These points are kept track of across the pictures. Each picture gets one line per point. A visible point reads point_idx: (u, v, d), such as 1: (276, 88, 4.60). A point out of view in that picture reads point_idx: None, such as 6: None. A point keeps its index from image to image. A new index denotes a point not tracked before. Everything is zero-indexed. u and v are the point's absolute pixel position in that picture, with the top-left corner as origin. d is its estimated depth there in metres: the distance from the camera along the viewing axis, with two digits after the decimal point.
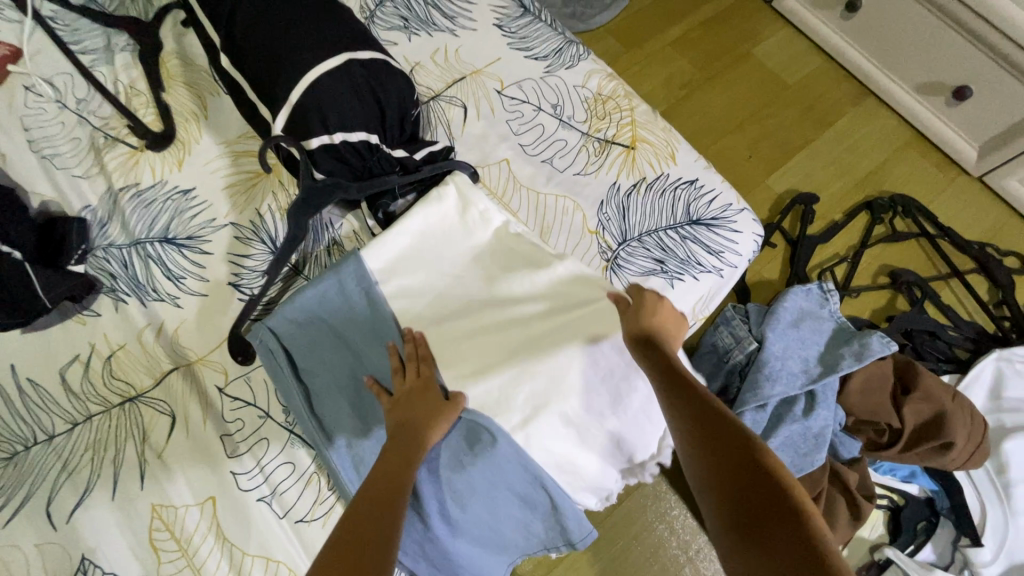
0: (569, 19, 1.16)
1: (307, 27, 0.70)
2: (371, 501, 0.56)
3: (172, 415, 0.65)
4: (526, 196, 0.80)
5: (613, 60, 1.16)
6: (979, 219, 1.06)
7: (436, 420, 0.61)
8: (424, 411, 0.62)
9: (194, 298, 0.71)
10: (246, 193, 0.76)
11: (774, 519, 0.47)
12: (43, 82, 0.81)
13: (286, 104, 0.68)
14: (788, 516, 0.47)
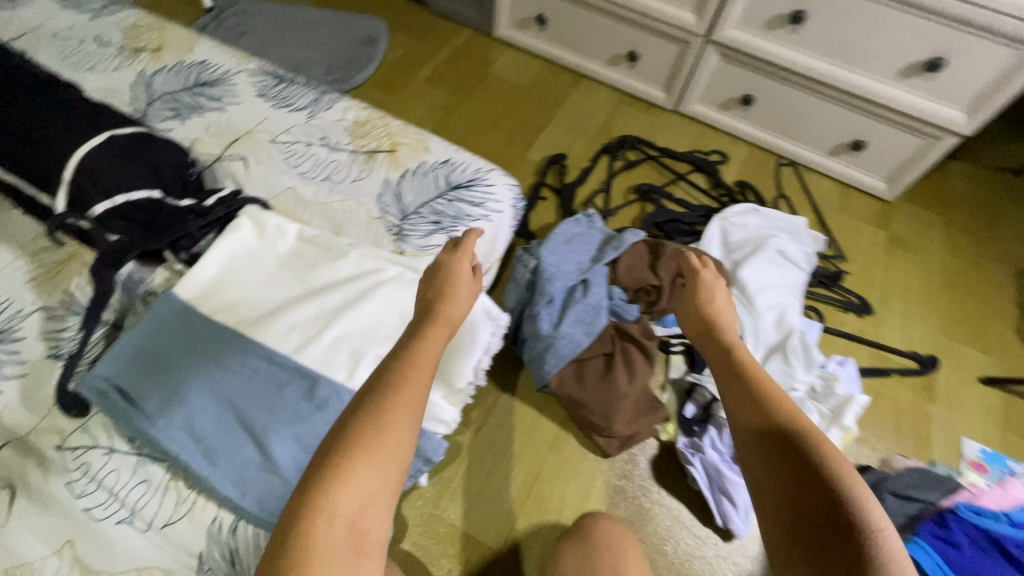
0: (334, 84, 1.38)
1: (69, 120, 0.81)
2: (400, 364, 0.59)
3: (10, 486, 0.67)
4: (315, 209, 0.95)
5: (381, 103, 1.39)
6: (685, 136, 1.41)
7: (460, 298, 0.70)
8: (455, 292, 0.70)
9: (14, 382, 0.75)
10: (51, 279, 0.82)
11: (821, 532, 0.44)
12: None
13: (62, 183, 0.78)
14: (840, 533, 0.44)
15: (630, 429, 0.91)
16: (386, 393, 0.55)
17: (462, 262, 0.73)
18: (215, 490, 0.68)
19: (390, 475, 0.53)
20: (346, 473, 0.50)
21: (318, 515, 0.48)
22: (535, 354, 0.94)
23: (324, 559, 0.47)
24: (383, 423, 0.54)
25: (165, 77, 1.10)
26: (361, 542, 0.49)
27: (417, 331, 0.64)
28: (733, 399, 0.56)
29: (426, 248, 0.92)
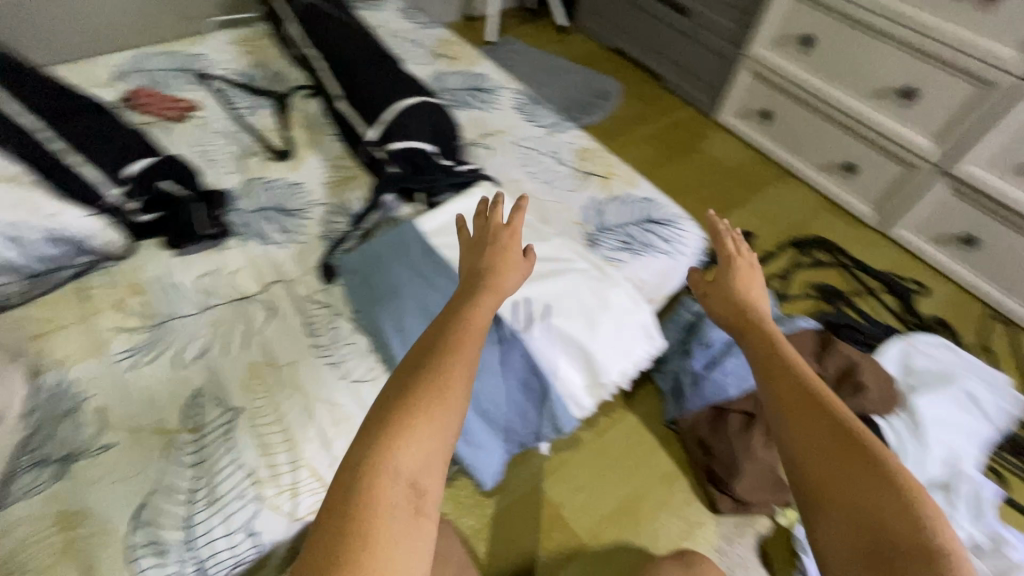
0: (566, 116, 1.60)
1: (402, 87, 1.12)
2: (455, 330, 0.61)
3: (271, 310, 0.90)
4: (531, 201, 1.13)
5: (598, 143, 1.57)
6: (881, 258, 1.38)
7: (509, 270, 0.73)
8: (495, 260, 0.74)
9: (294, 245, 1.00)
10: (339, 187, 1.10)
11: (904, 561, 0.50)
12: (210, 121, 1.21)
13: (379, 123, 1.07)
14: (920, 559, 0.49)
15: (748, 495, 0.92)
16: (435, 355, 0.58)
17: (507, 231, 0.78)
18: (398, 370, 0.84)
19: (444, 439, 0.53)
20: (411, 431, 0.52)
21: (382, 464, 0.50)
22: (677, 388, 1.01)
23: (382, 506, 0.49)
24: (444, 385, 0.55)
25: (453, 77, 1.40)
26: (414, 494, 0.50)
27: (461, 299, 0.67)
28: (791, 417, 0.60)
29: (611, 259, 1.03)
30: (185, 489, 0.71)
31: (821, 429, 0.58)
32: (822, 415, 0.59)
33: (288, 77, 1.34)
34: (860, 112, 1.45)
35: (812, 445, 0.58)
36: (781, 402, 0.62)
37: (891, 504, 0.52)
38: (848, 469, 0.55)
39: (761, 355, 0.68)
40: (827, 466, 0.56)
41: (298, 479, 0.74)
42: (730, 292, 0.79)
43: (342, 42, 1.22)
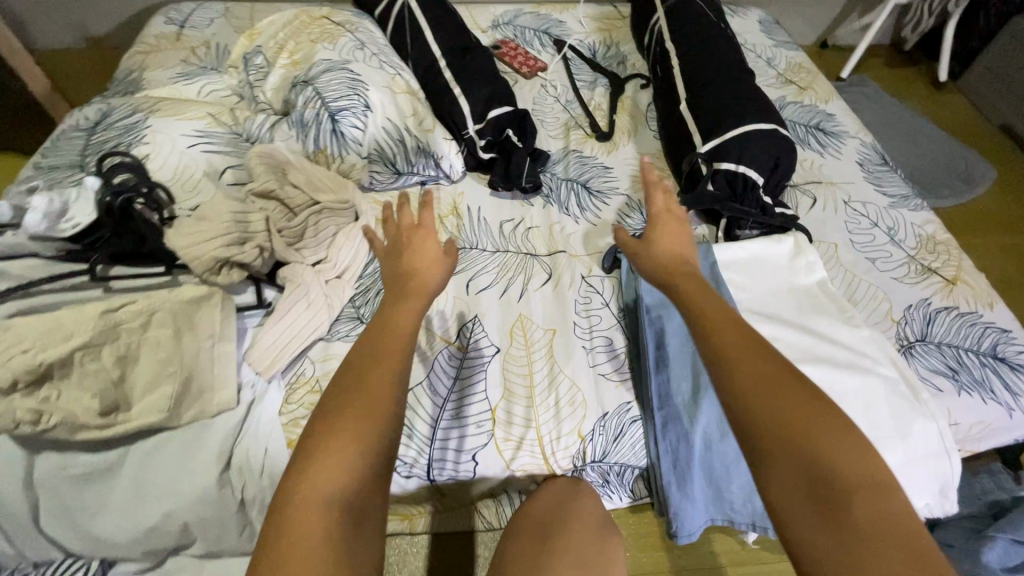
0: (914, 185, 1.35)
1: (756, 108, 1.03)
2: (372, 340, 0.61)
3: (550, 275, 0.96)
4: (842, 272, 0.98)
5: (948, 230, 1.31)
6: None
7: (424, 252, 0.74)
8: (421, 254, 0.74)
9: (588, 225, 1.04)
10: (642, 185, 1.10)
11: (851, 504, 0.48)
12: (551, 85, 1.31)
13: (718, 137, 1.00)
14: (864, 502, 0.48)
15: None
16: (346, 378, 0.56)
17: (424, 225, 0.78)
18: (647, 385, 0.81)
19: (379, 436, 0.53)
20: (329, 448, 0.51)
21: (304, 488, 0.49)
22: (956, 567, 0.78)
23: (305, 523, 0.48)
24: (367, 384, 0.56)
25: (795, 109, 1.28)
26: (339, 518, 0.49)
27: (394, 297, 0.67)
28: (717, 349, 0.59)
29: (925, 380, 0.84)
30: (440, 393, 0.79)
31: (758, 361, 0.56)
32: (747, 353, 0.57)
33: (629, 62, 1.38)
34: None
35: (755, 378, 0.55)
36: (717, 345, 0.59)
37: (838, 437, 0.51)
38: (788, 397, 0.54)
39: (683, 293, 0.69)
40: (763, 396, 0.54)
41: (525, 436, 0.78)
42: (656, 253, 0.81)
43: (702, 44, 1.18)
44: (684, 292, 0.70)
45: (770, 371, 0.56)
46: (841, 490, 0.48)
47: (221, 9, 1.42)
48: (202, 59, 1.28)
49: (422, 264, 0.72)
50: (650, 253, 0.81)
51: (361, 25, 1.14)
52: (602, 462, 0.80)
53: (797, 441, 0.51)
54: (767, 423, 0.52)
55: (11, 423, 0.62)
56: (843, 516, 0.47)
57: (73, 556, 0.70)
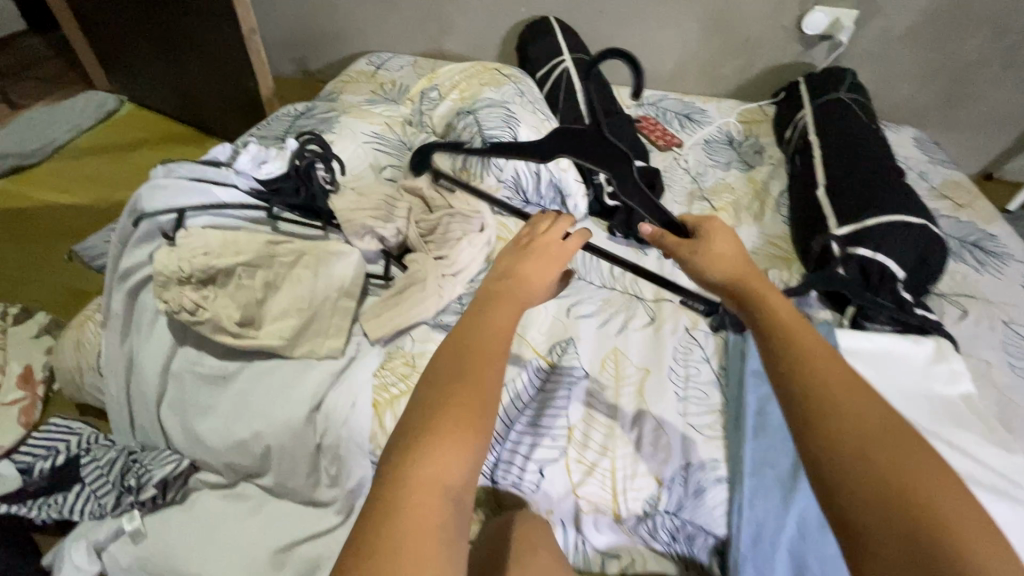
0: None
1: (904, 204, 0.98)
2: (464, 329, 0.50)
3: (651, 317, 0.94)
4: (995, 393, 0.86)
5: None
6: None
7: (541, 261, 0.59)
8: (537, 265, 0.59)
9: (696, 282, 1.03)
10: (762, 261, 1.08)
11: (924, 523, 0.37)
12: (683, 159, 1.36)
13: (857, 223, 0.97)
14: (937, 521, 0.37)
15: None
16: (457, 358, 0.46)
17: (560, 241, 0.62)
18: (741, 448, 0.75)
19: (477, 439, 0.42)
20: (437, 420, 0.42)
21: (417, 469, 0.40)
22: None
23: (414, 513, 0.38)
24: (478, 371, 0.45)
25: (948, 222, 1.19)
26: (462, 499, 0.40)
27: (477, 308, 0.52)
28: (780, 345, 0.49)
29: None
30: (521, 396, 0.80)
31: (830, 361, 0.46)
32: (849, 393, 0.44)
33: (765, 152, 1.40)
34: None
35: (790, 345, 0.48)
36: (798, 361, 0.46)
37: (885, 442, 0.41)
38: (907, 453, 0.40)
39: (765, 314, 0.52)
40: (877, 458, 0.40)
41: (599, 462, 0.75)
42: (709, 268, 0.60)
43: (850, 137, 1.17)
44: (768, 312, 0.52)
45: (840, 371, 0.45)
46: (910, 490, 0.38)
47: (410, 60, 1.69)
48: (385, 93, 1.52)
49: (536, 275, 0.58)
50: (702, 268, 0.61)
51: (524, 81, 1.30)
52: (676, 517, 0.73)
53: (853, 437, 0.41)
54: (847, 478, 0.40)
55: (175, 308, 0.71)
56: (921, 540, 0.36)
57: (170, 450, 0.78)
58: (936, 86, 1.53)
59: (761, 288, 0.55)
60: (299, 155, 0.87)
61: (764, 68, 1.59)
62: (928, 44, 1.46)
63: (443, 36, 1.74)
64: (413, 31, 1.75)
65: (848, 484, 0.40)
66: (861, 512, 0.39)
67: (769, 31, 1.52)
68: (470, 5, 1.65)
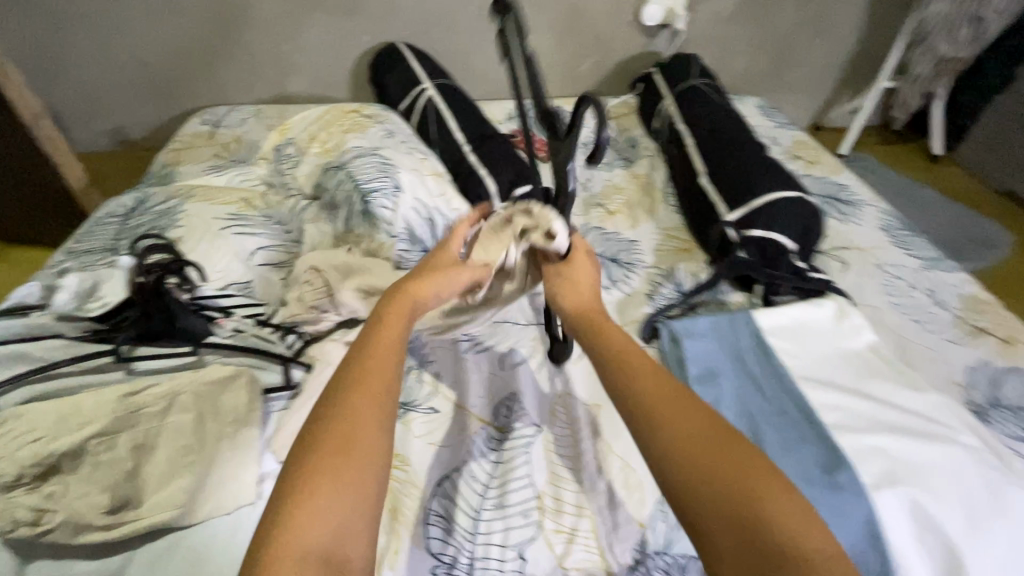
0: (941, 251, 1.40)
1: (776, 178, 1.06)
2: (348, 377, 0.50)
3: (584, 345, 0.92)
4: (891, 335, 0.94)
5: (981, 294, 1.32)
6: None
7: (452, 275, 0.68)
8: (445, 278, 0.67)
9: (616, 294, 1.02)
10: (668, 256, 1.11)
11: (757, 515, 0.42)
12: (569, 166, 1.36)
13: (746, 206, 1.02)
14: (765, 511, 0.42)
15: None
16: (334, 404, 0.47)
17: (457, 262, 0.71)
18: None
19: (354, 501, 0.43)
20: (319, 467, 0.43)
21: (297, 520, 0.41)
22: None
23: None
24: (349, 433, 0.46)
25: (809, 182, 1.31)
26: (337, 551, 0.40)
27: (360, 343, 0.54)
28: (626, 381, 0.54)
29: (1011, 448, 0.77)
30: (480, 477, 0.73)
31: (651, 385, 0.53)
32: (671, 415, 0.49)
33: (640, 144, 1.44)
34: None
35: (624, 380, 0.55)
36: (637, 378, 0.54)
37: (713, 450, 0.46)
38: (729, 475, 0.44)
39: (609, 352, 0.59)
40: (703, 479, 0.45)
41: (579, 526, 0.70)
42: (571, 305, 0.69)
43: (712, 121, 1.24)
44: (604, 343, 0.60)
45: (666, 393, 0.52)
46: (743, 488, 0.44)
47: (254, 111, 1.51)
48: (233, 153, 1.34)
49: (438, 282, 0.65)
50: (564, 305, 0.70)
51: (390, 118, 1.21)
52: (666, 555, 0.70)
53: (690, 453, 0.46)
54: (702, 514, 0.44)
55: (10, 525, 0.56)
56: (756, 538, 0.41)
57: None
58: (764, 56, 1.69)
59: (603, 329, 0.63)
60: (140, 272, 0.68)
61: (618, 62, 1.64)
62: (750, 21, 1.60)
63: (284, 77, 1.57)
64: (249, 77, 1.56)
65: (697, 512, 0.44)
66: (705, 517, 0.43)
67: (615, 27, 1.57)
68: (309, 42, 1.50)
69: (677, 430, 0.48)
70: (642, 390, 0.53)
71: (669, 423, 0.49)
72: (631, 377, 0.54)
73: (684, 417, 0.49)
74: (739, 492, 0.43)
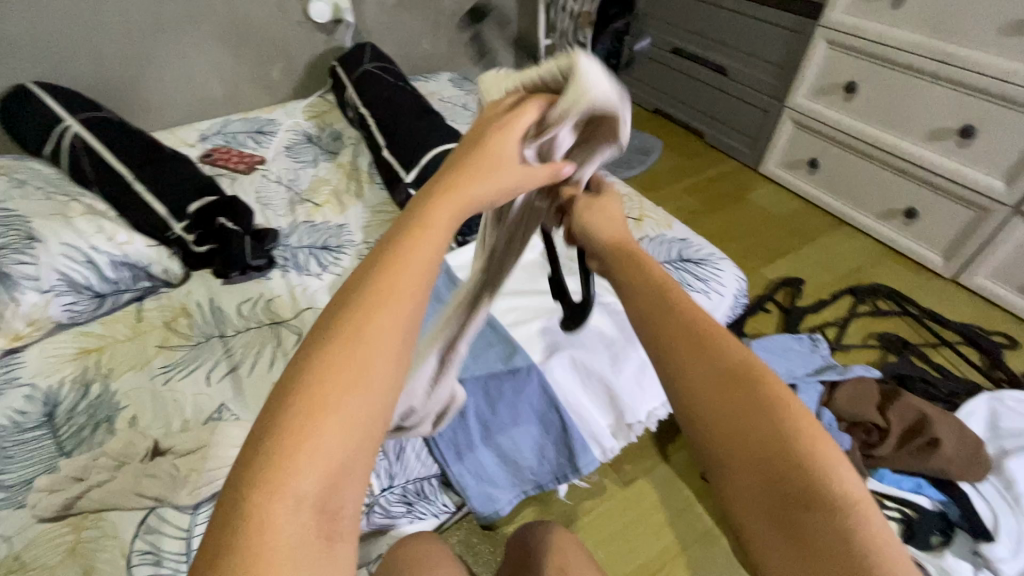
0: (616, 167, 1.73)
1: (441, 136, 1.22)
2: (343, 305, 0.37)
3: (298, 334, 0.94)
4: None
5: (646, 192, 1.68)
6: (936, 305, 1.40)
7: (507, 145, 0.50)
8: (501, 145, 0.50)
9: (328, 278, 1.06)
10: (377, 228, 1.18)
11: (788, 487, 0.36)
12: (273, 172, 1.34)
13: (417, 166, 1.17)
14: (792, 476, 0.36)
15: None
16: (322, 342, 0.35)
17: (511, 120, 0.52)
18: None
19: (372, 421, 0.34)
20: (313, 429, 0.32)
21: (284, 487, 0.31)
22: None
23: (280, 551, 0.30)
24: (359, 361, 0.35)
25: None
26: (332, 523, 0.32)
27: (365, 265, 0.39)
28: (676, 351, 0.43)
29: None
30: (185, 501, 0.70)
31: (716, 362, 0.42)
32: (752, 395, 0.40)
33: (343, 134, 1.49)
34: (903, 154, 1.44)
35: (687, 347, 0.43)
36: (703, 344, 0.43)
37: (761, 424, 0.38)
38: (754, 447, 0.38)
39: (669, 327, 0.45)
40: (764, 470, 0.37)
41: None
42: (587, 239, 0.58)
43: (389, 101, 1.35)
44: (648, 286, 0.48)
45: (718, 364, 0.41)
46: (790, 467, 0.37)
47: None
48: None
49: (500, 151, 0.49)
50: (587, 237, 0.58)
51: (22, 168, 1.05)
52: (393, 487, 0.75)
53: (733, 428, 0.39)
54: (732, 473, 0.38)
55: None
56: (792, 511, 0.36)
57: None
58: (442, 36, 1.87)
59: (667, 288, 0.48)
60: None
61: (307, 62, 1.66)
62: (416, 6, 1.75)
63: None
64: None
65: (719, 460, 0.39)
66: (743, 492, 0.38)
67: (288, 29, 1.58)
68: None
69: (706, 400, 0.40)
70: (708, 376, 0.41)
71: (732, 388, 0.40)
72: (720, 358, 0.42)
73: (758, 398, 0.39)
74: (785, 461, 0.37)
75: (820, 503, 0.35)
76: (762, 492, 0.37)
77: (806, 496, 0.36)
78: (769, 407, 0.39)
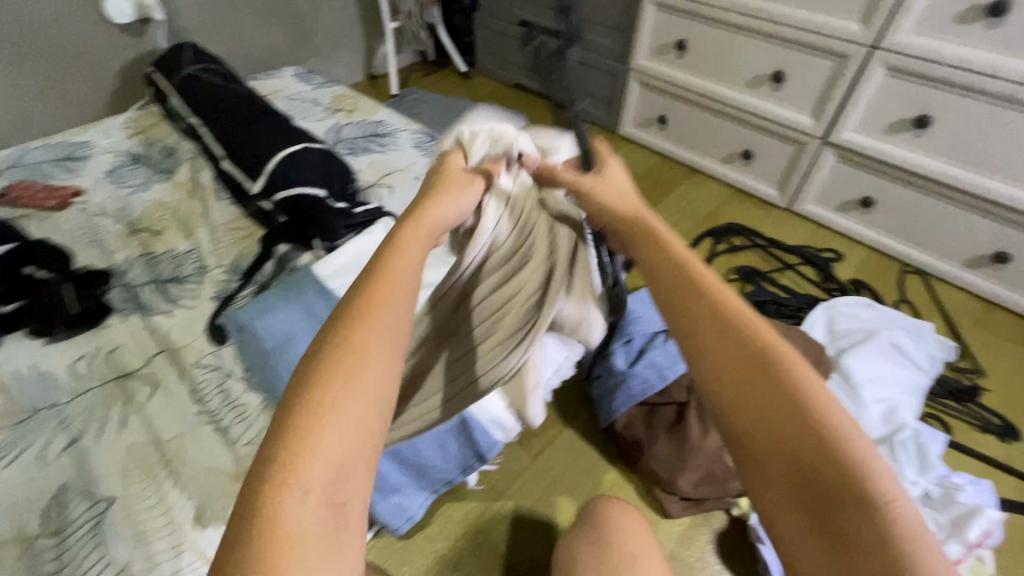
0: None
1: (284, 137, 1.12)
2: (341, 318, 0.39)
3: (153, 385, 0.83)
4: None
5: None
6: (779, 233, 1.59)
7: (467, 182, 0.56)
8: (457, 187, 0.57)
9: (180, 313, 0.93)
10: (233, 247, 1.07)
11: (814, 472, 0.35)
12: (94, 202, 1.16)
13: (261, 173, 1.07)
14: (817, 462, 0.35)
15: (698, 492, 0.95)
16: (326, 350, 0.37)
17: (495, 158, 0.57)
18: None
19: (376, 421, 0.36)
20: (324, 427, 0.34)
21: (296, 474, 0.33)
22: (605, 391, 1.04)
23: (292, 537, 0.31)
24: (349, 364, 0.36)
25: (349, 127, 1.40)
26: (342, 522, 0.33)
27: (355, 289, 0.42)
28: (701, 332, 0.40)
29: None
30: None
31: (744, 345, 0.39)
32: (780, 378, 0.38)
33: (175, 146, 1.31)
34: (733, 104, 1.60)
35: (709, 324, 0.41)
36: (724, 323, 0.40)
37: (791, 412, 0.36)
38: (784, 432, 0.36)
39: (688, 301, 0.42)
40: (793, 453, 0.35)
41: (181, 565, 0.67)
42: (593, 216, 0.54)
43: (221, 105, 1.22)
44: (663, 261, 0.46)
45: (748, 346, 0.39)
46: (816, 454, 0.35)
47: None
48: None
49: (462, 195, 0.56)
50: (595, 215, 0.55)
51: None
52: None
53: (761, 413, 0.37)
54: (763, 457, 0.36)
55: None
56: (821, 499, 0.34)
57: None
58: (277, 29, 1.72)
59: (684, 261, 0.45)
60: None
61: (116, 70, 1.44)
62: None
63: None
64: None
65: (746, 440, 0.37)
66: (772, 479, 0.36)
67: (82, 34, 1.35)
68: None
69: (735, 382, 0.38)
70: (732, 356, 0.39)
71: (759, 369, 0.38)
72: (743, 335, 0.40)
73: (784, 383, 0.37)
74: (812, 447, 0.35)
75: (846, 491, 0.34)
76: (791, 480, 0.35)
77: (837, 484, 0.34)
78: (792, 394, 0.37)
